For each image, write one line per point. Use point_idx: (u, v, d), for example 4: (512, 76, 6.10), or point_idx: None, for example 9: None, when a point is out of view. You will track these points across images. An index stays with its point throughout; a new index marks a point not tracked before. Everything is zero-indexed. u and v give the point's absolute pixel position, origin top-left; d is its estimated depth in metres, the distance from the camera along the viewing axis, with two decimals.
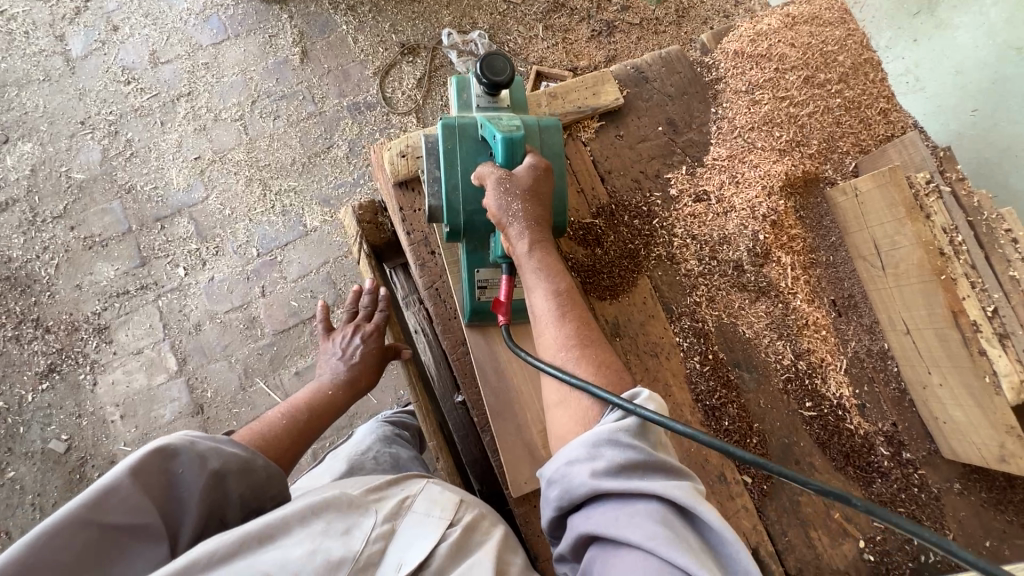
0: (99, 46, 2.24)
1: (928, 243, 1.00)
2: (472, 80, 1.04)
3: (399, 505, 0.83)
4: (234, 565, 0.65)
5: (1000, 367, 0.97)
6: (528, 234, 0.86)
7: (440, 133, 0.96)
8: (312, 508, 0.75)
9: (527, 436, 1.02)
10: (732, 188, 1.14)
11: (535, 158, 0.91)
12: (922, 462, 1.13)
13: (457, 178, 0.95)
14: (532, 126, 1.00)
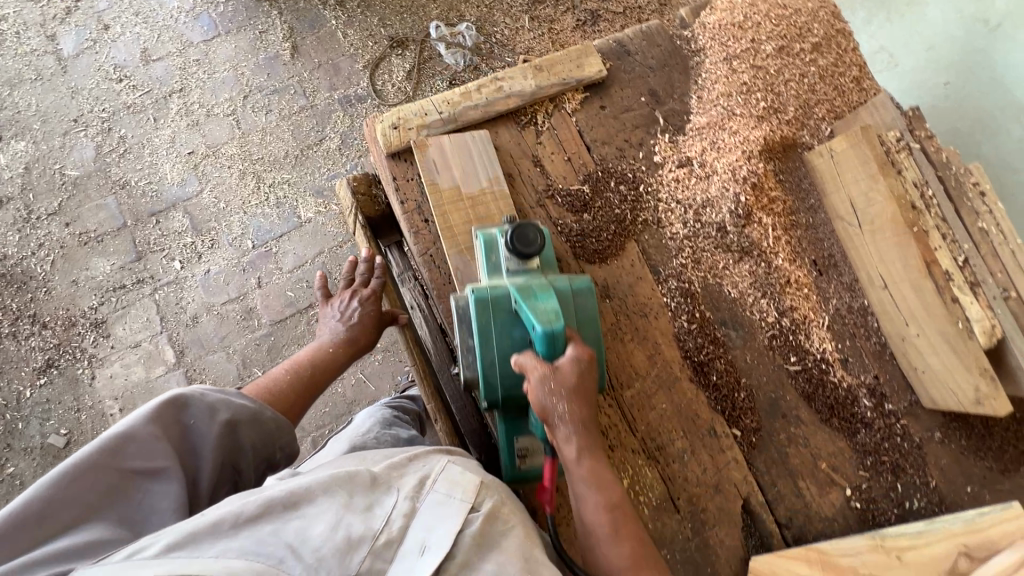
0: (90, 45, 2.26)
1: (900, 196, 1.07)
2: (500, 241, 0.99)
3: (421, 481, 0.82)
4: (258, 530, 0.68)
5: (972, 313, 1.03)
6: (576, 441, 0.84)
7: (473, 309, 0.94)
8: (336, 480, 0.76)
9: None
10: (713, 153, 1.18)
11: (577, 349, 0.86)
12: (905, 413, 1.17)
13: (494, 357, 0.94)
14: (565, 292, 0.96)
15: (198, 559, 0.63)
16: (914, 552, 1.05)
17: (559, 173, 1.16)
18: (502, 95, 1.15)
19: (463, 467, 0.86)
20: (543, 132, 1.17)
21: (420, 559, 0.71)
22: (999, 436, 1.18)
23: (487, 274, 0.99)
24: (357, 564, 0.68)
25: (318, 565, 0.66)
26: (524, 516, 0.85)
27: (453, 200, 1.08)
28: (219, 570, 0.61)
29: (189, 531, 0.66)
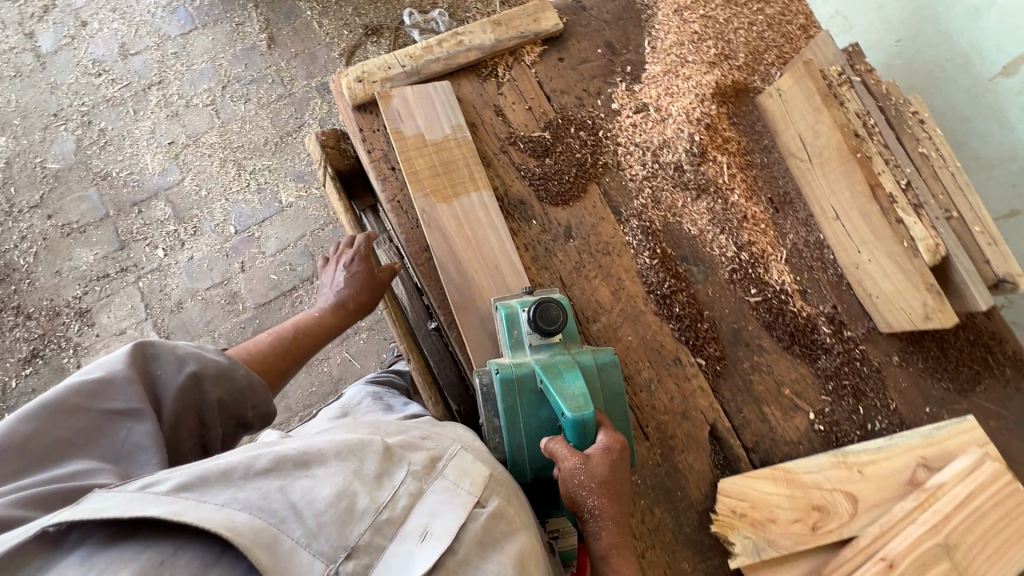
0: (68, 41, 2.30)
1: (843, 126, 1.11)
2: (523, 318, 0.99)
3: (433, 461, 0.79)
4: (265, 486, 0.66)
5: (916, 233, 1.08)
6: (605, 535, 0.84)
7: (498, 388, 0.95)
8: (351, 448, 0.74)
9: (492, 329, 1.06)
10: (668, 98, 1.24)
11: (607, 437, 0.87)
12: (863, 339, 1.21)
13: (521, 439, 0.94)
14: (590, 366, 0.97)
15: (202, 504, 0.61)
16: (874, 466, 1.09)
17: (520, 121, 1.21)
18: (463, 48, 1.20)
19: (476, 457, 0.83)
20: (504, 84, 1.22)
21: (419, 545, 0.68)
22: (954, 356, 1.24)
23: (510, 350, 1.00)
24: (356, 538, 0.65)
25: (318, 531, 0.64)
26: (529, 519, 0.83)
27: (417, 147, 1.12)
28: (219, 521, 0.59)
29: (202, 475, 0.64)
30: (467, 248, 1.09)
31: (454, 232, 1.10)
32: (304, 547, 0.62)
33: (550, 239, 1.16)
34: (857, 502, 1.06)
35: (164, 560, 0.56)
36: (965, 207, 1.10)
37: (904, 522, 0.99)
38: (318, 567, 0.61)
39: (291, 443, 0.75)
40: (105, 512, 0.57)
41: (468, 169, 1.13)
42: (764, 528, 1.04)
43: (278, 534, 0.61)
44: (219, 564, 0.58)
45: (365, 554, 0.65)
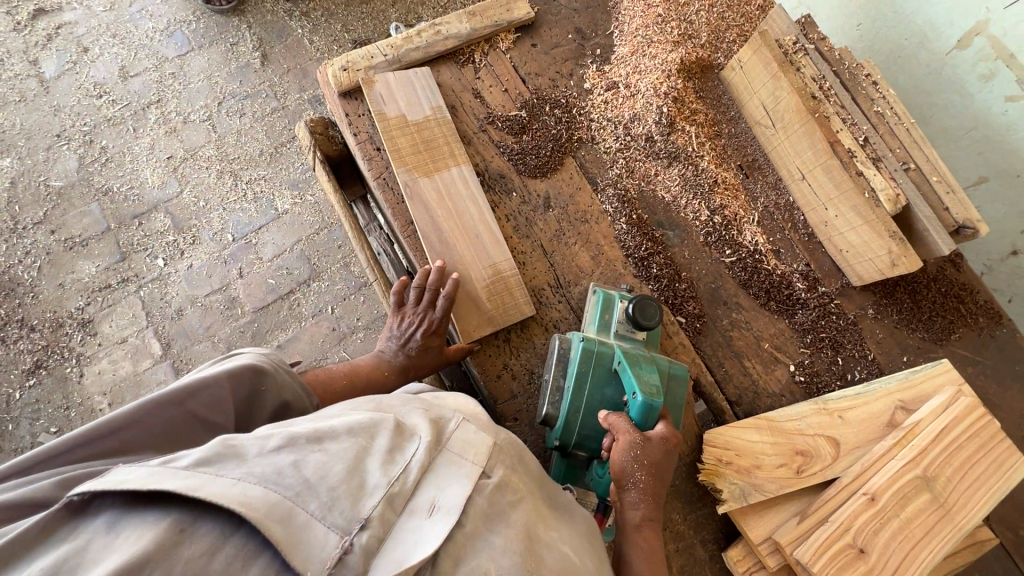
0: (71, 66, 2.41)
1: (801, 89, 1.17)
2: (619, 306, 1.09)
3: (437, 429, 0.71)
4: (279, 461, 0.60)
5: (878, 185, 1.13)
6: (642, 509, 0.87)
7: (577, 352, 1.01)
8: (359, 422, 0.67)
9: (472, 291, 1.11)
10: (636, 75, 1.31)
11: (666, 429, 0.91)
12: (837, 294, 1.26)
13: (581, 405, 0.98)
14: (664, 368, 1.02)
15: (218, 480, 0.55)
16: (855, 411, 1.11)
17: (498, 102, 1.28)
18: (441, 37, 1.28)
19: (479, 426, 0.73)
20: (481, 69, 1.30)
21: (428, 519, 0.62)
22: (928, 307, 1.27)
23: (597, 330, 1.09)
24: (369, 511, 0.60)
25: (331, 505, 0.58)
26: (537, 491, 0.75)
27: (399, 127, 1.19)
28: (233, 496, 0.54)
29: (219, 449, 0.59)
30: (448, 217, 1.15)
31: (436, 204, 1.15)
32: (318, 520, 0.57)
33: (529, 209, 1.22)
34: (839, 445, 1.08)
35: (183, 529, 0.53)
36: (921, 160, 1.17)
37: (885, 458, 1.02)
38: (332, 540, 0.56)
39: (304, 420, 0.69)
40: (126, 484, 0.54)
41: (449, 146, 1.20)
42: (750, 474, 1.07)
43: (292, 510, 0.56)
44: (238, 534, 0.55)
45: (379, 528, 0.59)
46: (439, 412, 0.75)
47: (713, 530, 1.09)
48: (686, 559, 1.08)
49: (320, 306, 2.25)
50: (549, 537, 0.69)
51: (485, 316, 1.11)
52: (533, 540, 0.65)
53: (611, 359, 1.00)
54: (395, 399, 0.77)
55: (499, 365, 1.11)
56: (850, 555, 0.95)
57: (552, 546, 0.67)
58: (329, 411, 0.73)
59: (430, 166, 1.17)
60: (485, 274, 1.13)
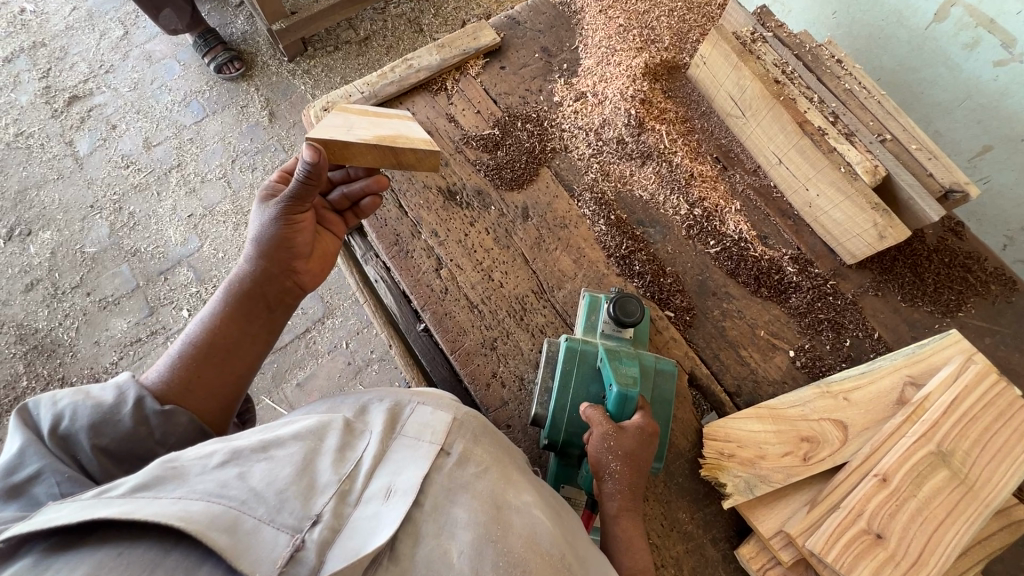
0: (102, 142, 2.64)
1: (763, 76, 1.19)
2: (603, 304, 1.08)
3: (392, 419, 0.77)
4: (225, 474, 0.62)
5: (852, 158, 1.12)
6: (619, 498, 0.87)
7: (562, 352, 1.03)
8: (308, 427, 0.71)
9: (358, 133, 0.96)
10: (603, 83, 1.36)
11: (644, 419, 0.91)
12: (833, 275, 1.22)
13: (567, 401, 1.00)
14: (649, 367, 1.01)
15: (159, 500, 0.56)
16: (861, 391, 1.06)
17: (471, 124, 1.34)
18: (413, 70, 1.36)
19: (435, 407, 0.80)
20: (453, 95, 1.37)
21: (384, 504, 0.65)
22: (931, 280, 1.22)
23: (582, 331, 1.08)
24: (320, 508, 0.62)
25: (281, 506, 0.60)
26: (504, 457, 0.80)
27: (355, 109, 1.07)
28: (172, 511, 0.54)
29: (158, 472, 0.60)
30: (369, 118, 1.03)
31: (356, 114, 1.04)
32: (268, 523, 0.58)
33: (508, 221, 1.25)
34: (847, 428, 1.03)
35: (120, 552, 0.52)
36: (897, 131, 1.16)
37: (896, 437, 0.97)
38: (284, 540, 0.57)
39: (249, 433, 0.72)
40: (54, 521, 0.52)
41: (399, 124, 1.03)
42: (754, 465, 1.03)
43: (238, 515, 0.57)
44: (178, 549, 0.54)
45: (332, 522, 0.61)
46: (395, 400, 0.81)
47: (723, 528, 1.05)
48: (697, 561, 1.03)
49: (335, 342, 2.32)
50: (519, 504, 0.71)
51: (362, 138, 0.94)
52: (498, 507, 0.69)
53: (594, 357, 1.01)
54: (349, 401, 0.83)
55: (488, 373, 1.13)
56: (867, 541, 0.90)
57: (522, 510, 0.70)
58: (282, 421, 0.77)
59: (372, 112, 1.06)
60: (379, 129, 0.99)
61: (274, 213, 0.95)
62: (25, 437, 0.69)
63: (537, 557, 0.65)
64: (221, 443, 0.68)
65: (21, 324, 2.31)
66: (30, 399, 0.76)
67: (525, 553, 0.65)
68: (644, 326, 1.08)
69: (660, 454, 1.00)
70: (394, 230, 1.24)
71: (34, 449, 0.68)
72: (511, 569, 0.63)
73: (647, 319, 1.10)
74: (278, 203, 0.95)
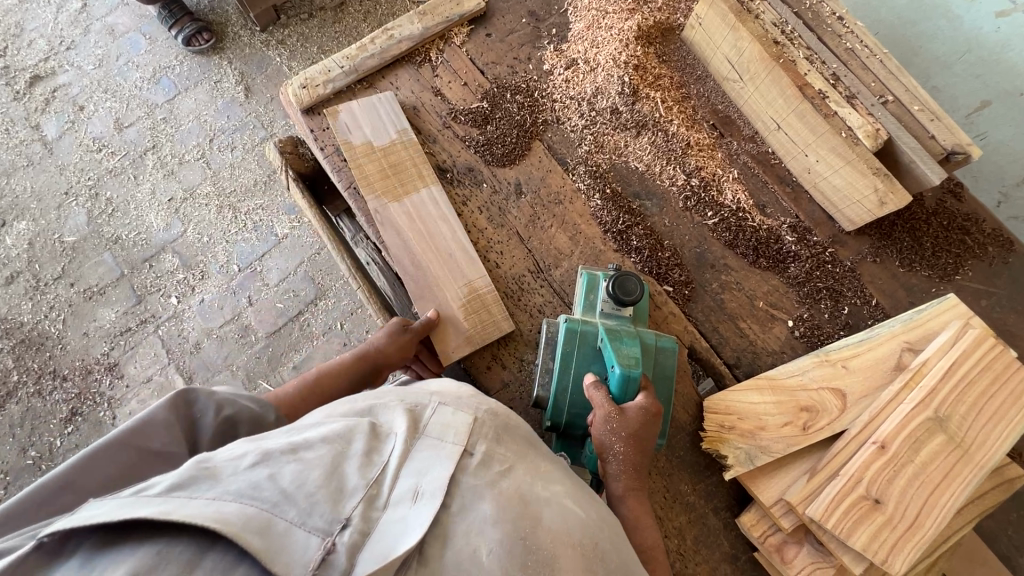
0: (70, 125, 2.52)
1: (761, 36, 1.14)
2: (601, 282, 1.06)
3: (413, 421, 0.76)
4: (256, 475, 0.61)
5: (854, 122, 1.09)
6: (623, 479, 0.89)
7: (562, 334, 1.01)
8: (336, 432, 0.70)
9: (448, 310, 1.12)
10: (594, 49, 1.29)
11: (648, 399, 0.92)
12: (831, 242, 1.21)
13: (569, 383, 0.99)
14: (651, 345, 1.01)
15: (195, 500, 0.55)
16: (859, 359, 1.07)
17: (458, 96, 1.28)
18: (394, 41, 1.29)
19: (455, 406, 0.80)
20: (438, 67, 1.30)
21: (413, 507, 0.64)
22: (930, 244, 1.21)
23: (581, 311, 1.07)
24: (350, 511, 0.61)
25: (311, 508, 0.59)
26: (527, 450, 0.81)
27: (368, 153, 1.20)
28: (207, 513, 0.53)
29: (193, 471, 0.59)
30: (421, 241, 1.16)
31: (407, 228, 1.16)
32: (299, 526, 0.57)
33: (502, 198, 1.21)
34: (846, 396, 1.04)
35: (160, 550, 0.51)
36: (900, 91, 1.12)
37: (894, 403, 0.98)
38: (315, 542, 0.57)
39: (278, 434, 0.71)
40: (93, 518, 0.52)
41: (416, 168, 1.20)
42: (755, 436, 1.04)
43: (271, 518, 0.56)
44: (215, 551, 0.53)
45: (362, 525, 0.60)
46: (414, 401, 0.80)
47: (725, 498, 1.07)
48: (700, 531, 1.06)
49: (329, 324, 2.29)
50: (547, 496, 0.73)
51: (462, 336, 1.11)
52: (526, 502, 0.70)
53: (595, 337, 1.00)
54: (367, 401, 0.82)
55: (488, 356, 1.12)
56: (865, 507, 0.92)
57: (551, 503, 0.72)
58: (305, 421, 0.75)
59: (397, 190, 1.18)
60: (461, 293, 1.13)
61: (408, 333, 1.12)
62: (171, 424, 0.76)
63: (566, 550, 0.67)
64: (252, 443, 0.67)
65: (5, 318, 2.26)
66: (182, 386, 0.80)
67: (556, 546, 0.67)
68: (644, 304, 1.07)
69: (663, 431, 1.00)
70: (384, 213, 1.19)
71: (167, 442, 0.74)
72: (540, 566, 0.65)
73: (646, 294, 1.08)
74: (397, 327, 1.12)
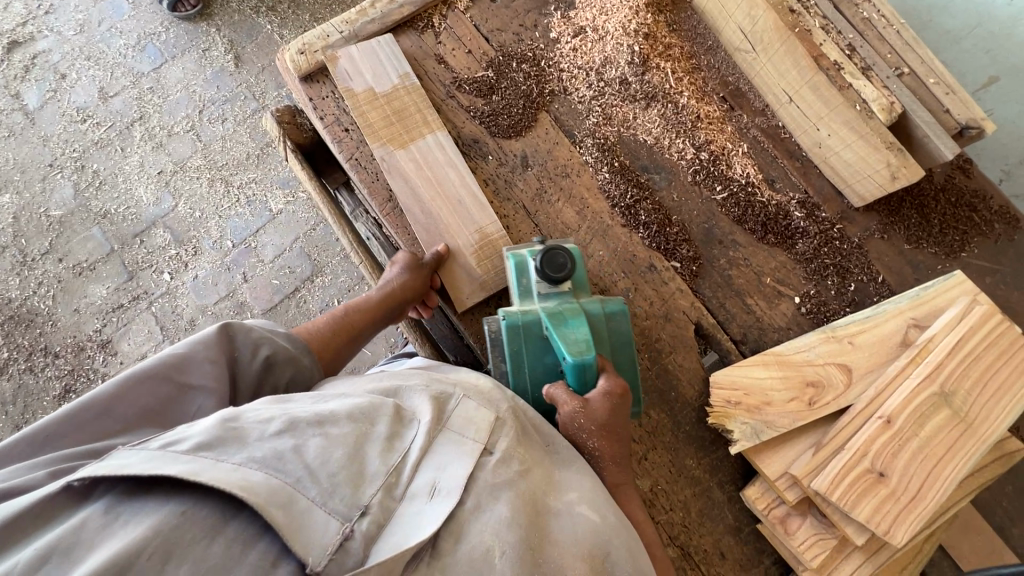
0: (52, 94, 2.42)
1: (777, 5, 1.11)
2: (529, 266, 1.01)
3: (438, 408, 0.77)
4: (281, 445, 0.62)
5: (868, 95, 1.07)
6: (606, 476, 0.89)
7: (505, 334, 0.99)
8: (360, 408, 0.71)
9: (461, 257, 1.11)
10: (602, 17, 1.25)
11: (609, 381, 0.90)
12: (840, 219, 1.20)
13: (526, 382, 0.98)
14: (597, 315, 0.99)
15: (219, 464, 0.57)
16: (865, 335, 1.07)
17: (462, 65, 1.23)
18: (396, 6, 1.24)
19: (479, 401, 0.81)
20: (441, 33, 1.25)
21: (428, 502, 0.66)
22: (938, 221, 1.21)
23: (519, 299, 1.03)
24: (370, 498, 0.63)
25: (333, 490, 0.61)
26: (542, 454, 0.82)
27: (370, 100, 1.16)
28: (233, 479, 0.56)
29: (220, 431, 0.61)
30: (430, 188, 1.13)
31: (415, 174, 1.13)
32: (320, 506, 0.59)
33: (508, 171, 1.19)
34: (851, 371, 1.05)
35: (184, 511, 0.54)
36: (916, 63, 1.10)
37: (900, 378, 0.99)
38: (333, 527, 0.59)
39: (303, 400, 0.72)
40: (123, 470, 0.55)
41: (421, 113, 1.17)
42: (761, 411, 1.04)
43: (293, 494, 0.58)
44: (238, 518, 0.56)
45: (380, 515, 0.63)
46: (440, 389, 0.81)
47: (730, 472, 1.08)
48: (705, 504, 1.07)
49: (326, 301, 2.26)
50: (559, 508, 0.75)
51: (477, 283, 1.10)
52: (537, 512, 0.72)
53: (537, 325, 0.98)
54: (393, 382, 0.82)
55: None
56: (870, 480, 0.93)
57: (562, 514, 0.74)
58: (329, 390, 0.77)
59: (405, 136, 1.15)
60: (473, 240, 1.11)
61: (422, 269, 1.09)
62: (216, 352, 0.80)
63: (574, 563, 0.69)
64: (277, 407, 0.68)
65: None
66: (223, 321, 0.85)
67: (562, 560, 0.69)
68: (580, 269, 1.03)
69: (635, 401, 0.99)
70: (387, 185, 1.15)
71: (213, 368, 0.79)
72: None
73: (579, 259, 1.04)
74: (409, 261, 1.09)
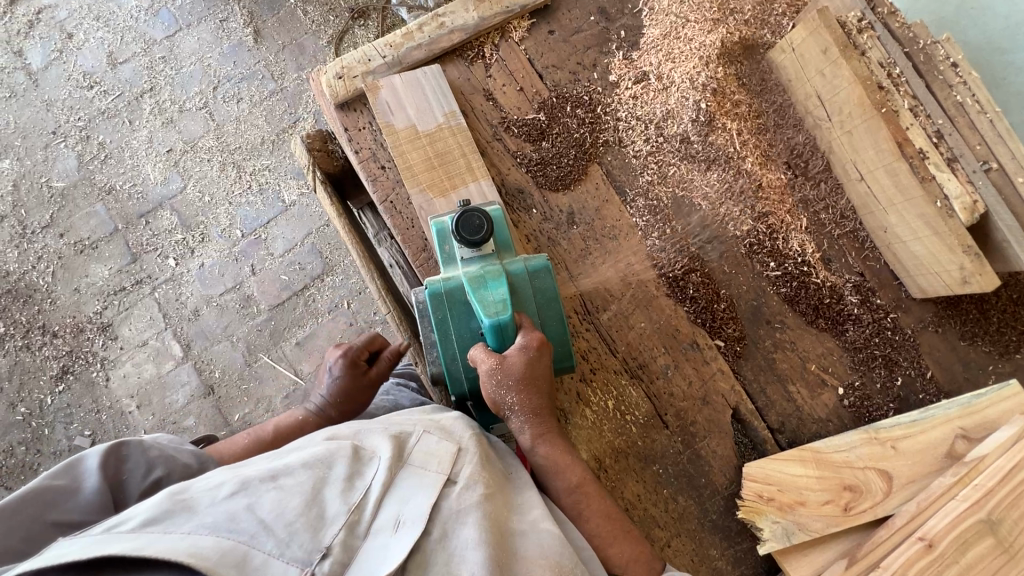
0: (57, 55, 2.29)
1: (865, 78, 1.02)
2: (448, 230, 0.95)
3: (398, 447, 0.77)
4: (234, 504, 0.65)
5: (951, 190, 0.99)
6: (528, 429, 0.89)
7: (429, 304, 0.94)
8: (315, 455, 0.72)
9: None
10: (669, 63, 1.15)
11: (526, 336, 0.88)
12: (895, 307, 1.13)
13: (454, 349, 0.93)
14: (521, 275, 0.95)
15: (166, 536, 0.60)
16: (909, 441, 1.03)
17: (513, 104, 1.14)
18: (445, 31, 1.14)
19: (439, 435, 0.81)
20: (492, 65, 1.15)
21: (393, 535, 0.68)
22: (997, 319, 1.12)
23: (443, 266, 0.97)
24: (330, 540, 0.65)
25: (290, 539, 0.63)
26: (504, 480, 0.81)
27: (411, 138, 1.07)
28: (182, 547, 0.58)
29: (167, 505, 0.64)
30: None
31: None
32: (277, 557, 0.62)
33: (552, 226, 1.11)
34: (892, 480, 1.01)
35: None
36: (1005, 157, 1.01)
37: (945, 498, 0.95)
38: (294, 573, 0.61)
39: (258, 460, 0.74)
40: (60, 558, 0.56)
41: (465, 158, 1.08)
42: (793, 511, 1.00)
43: (247, 551, 0.61)
44: None
45: (342, 555, 0.65)
46: (399, 428, 0.81)
47: (752, 565, 1.04)
48: None
49: (335, 301, 2.16)
50: (526, 526, 0.75)
51: None
52: (504, 534, 0.72)
53: (460, 291, 0.93)
54: (350, 426, 0.82)
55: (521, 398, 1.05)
56: None
57: (529, 531, 0.74)
58: (289, 446, 0.78)
59: (447, 183, 1.06)
60: None
61: (366, 374, 1.03)
62: (100, 472, 0.79)
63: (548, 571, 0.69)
64: (229, 472, 0.71)
65: None
66: (118, 440, 0.83)
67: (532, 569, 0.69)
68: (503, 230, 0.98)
69: (563, 356, 0.97)
70: (422, 234, 1.07)
71: (97, 491, 0.77)
72: None
73: (499, 219, 0.98)
74: (349, 369, 1.02)
